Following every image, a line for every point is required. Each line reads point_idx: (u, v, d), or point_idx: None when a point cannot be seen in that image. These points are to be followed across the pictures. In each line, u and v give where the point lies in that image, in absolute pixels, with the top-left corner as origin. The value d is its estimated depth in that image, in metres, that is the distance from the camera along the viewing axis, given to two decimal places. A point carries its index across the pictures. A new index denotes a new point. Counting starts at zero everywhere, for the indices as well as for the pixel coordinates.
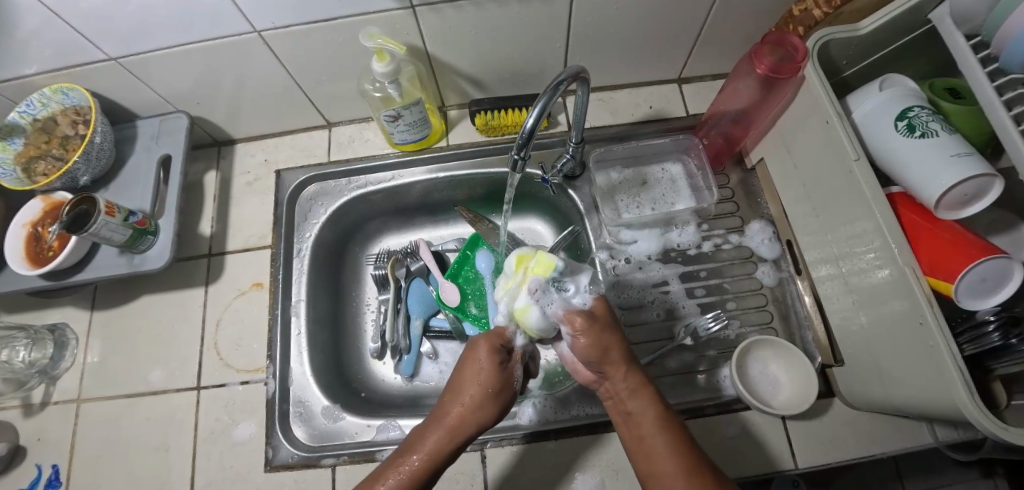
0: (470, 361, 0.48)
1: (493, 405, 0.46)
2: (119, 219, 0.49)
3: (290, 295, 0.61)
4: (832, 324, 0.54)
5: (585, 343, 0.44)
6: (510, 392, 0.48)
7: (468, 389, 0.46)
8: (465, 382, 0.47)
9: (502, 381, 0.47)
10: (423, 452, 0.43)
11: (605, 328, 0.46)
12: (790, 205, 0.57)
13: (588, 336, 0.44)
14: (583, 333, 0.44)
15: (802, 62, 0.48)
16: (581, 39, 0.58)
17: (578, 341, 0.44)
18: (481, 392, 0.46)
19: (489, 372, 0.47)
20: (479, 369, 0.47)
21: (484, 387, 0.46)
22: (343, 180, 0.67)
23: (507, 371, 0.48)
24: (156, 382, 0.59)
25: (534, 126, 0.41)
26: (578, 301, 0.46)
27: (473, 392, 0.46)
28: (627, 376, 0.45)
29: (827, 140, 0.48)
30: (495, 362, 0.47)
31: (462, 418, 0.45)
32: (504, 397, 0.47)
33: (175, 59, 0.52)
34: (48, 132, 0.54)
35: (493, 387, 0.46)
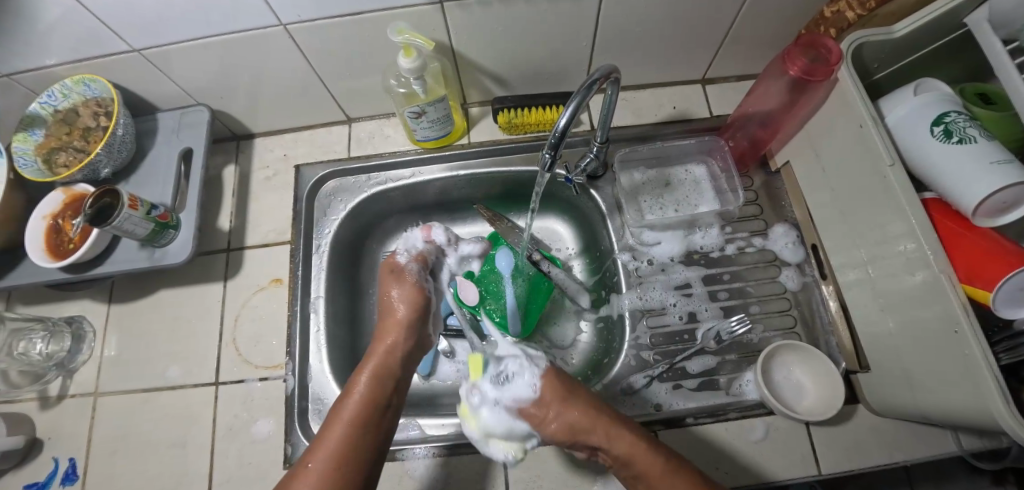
0: (383, 295, 0.59)
1: (407, 324, 0.56)
2: (142, 212, 0.48)
3: (309, 292, 0.61)
4: (859, 331, 0.53)
5: (559, 421, 0.48)
6: (423, 303, 0.59)
7: (388, 318, 0.56)
8: (387, 321, 0.56)
9: (409, 300, 0.58)
10: (361, 387, 0.49)
11: (557, 403, 0.49)
12: (817, 209, 0.57)
13: (553, 416, 0.48)
14: (554, 414, 0.48)
15: (835, 65, 0.47)
16: (608, 38, 0.58)
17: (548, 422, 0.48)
18: (399, 321, 0.55)
19: (403, 293, 0.58)
20: (393, 297, 0.58)
21: (401, 312, 0.56)
22: (362, 176, 0.67)
23: (412, 284, 0.59)
24: (174, 378, 0.58)
25: (566, 126, 0.41)
26: (526, 392, 0.51)
27: (394, 319, 0.56)
28: (607, 432, 0.47)
29: (859, 145, 0.47)
30: (393, 282, 0.59)
31: (385, 352, 0.53)
32: (416, 302, 0.58)
33: (198, 51, 0.51)
34: (69, 124, 0.53)
35: (408, 302, 0.57)
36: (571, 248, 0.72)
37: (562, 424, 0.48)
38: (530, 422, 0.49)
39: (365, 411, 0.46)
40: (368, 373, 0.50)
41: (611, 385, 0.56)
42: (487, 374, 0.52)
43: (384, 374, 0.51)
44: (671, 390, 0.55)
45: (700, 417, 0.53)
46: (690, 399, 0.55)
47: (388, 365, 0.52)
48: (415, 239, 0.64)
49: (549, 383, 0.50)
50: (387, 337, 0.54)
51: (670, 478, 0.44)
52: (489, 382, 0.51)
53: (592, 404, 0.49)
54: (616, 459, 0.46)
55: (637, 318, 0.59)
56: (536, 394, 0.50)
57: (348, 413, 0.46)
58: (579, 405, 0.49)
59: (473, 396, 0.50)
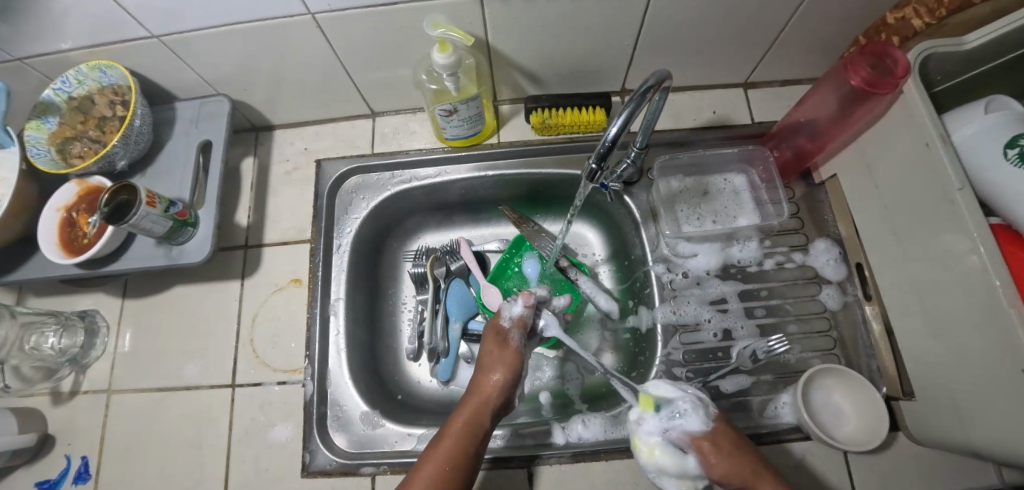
0: (484, 352, 0.54)
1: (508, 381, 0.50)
2: (160, 210, 0.46)
3: (329, 293, 0.59)
4: (903, 357, 0.51)
5: (725, 466, 0.44)
6: (520, 369, 0.52)
7: (489, 370, 0.51)
8: (484, 372, 0.51)
9: (511, 357, 0.52)
10: (457, 428, 0.46)
11: (727, 445, 0.45)
12: (864, 226, 0.54)
13: (722, 461, 0.44)
14: (721, 460, 0.44)
15: (902, 78, 0.44)
16: (652, 38, 0.54)
17: (714, 462, 0.44)
18: (500, 376, 0.51)
19: (503, 352, 0.52)
20: (493, 355, 0.52)
21: (503, 370, 0.51)
22: (386, 173, 0.64)
23: (512, 347, 0.53)
24: (189, 377, 0.57)
25: (617, 135, 0.39)
26: (694, 426, 0.45)
27: (495, 372, 0.51)
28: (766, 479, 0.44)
29: (919, 164, 0.44)
30: (496, 337, 0.54)
31: (482, 398, 0.49)
32: (518, 362, 0.52)
33: (221, 39, 0.49)
34: (85, 113, 0.51)
35: (504, 360, 0.52)
36: (598, 254, 0.70)
37: (730, 469, 0.44)
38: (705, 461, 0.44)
39: (460, 455, 0.44)
40: (465, 415, 0.47)
41: None
42: (663, 411, 0.46)
43: (478, 419, 0.47)
44: None
45: None
46: None
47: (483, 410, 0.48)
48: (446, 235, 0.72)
49: (714, 432, 0.45)
50: (483, 385, 0.50)
51: None
52: (660, 415, 0.45)
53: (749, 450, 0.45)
54: None
55: (670, 333, 0.56)
56: (706, 424, 0.45)
57: (444, 449, 0.44)
58: (748, 457, 0.44)
59: (644, 426, 0.45)
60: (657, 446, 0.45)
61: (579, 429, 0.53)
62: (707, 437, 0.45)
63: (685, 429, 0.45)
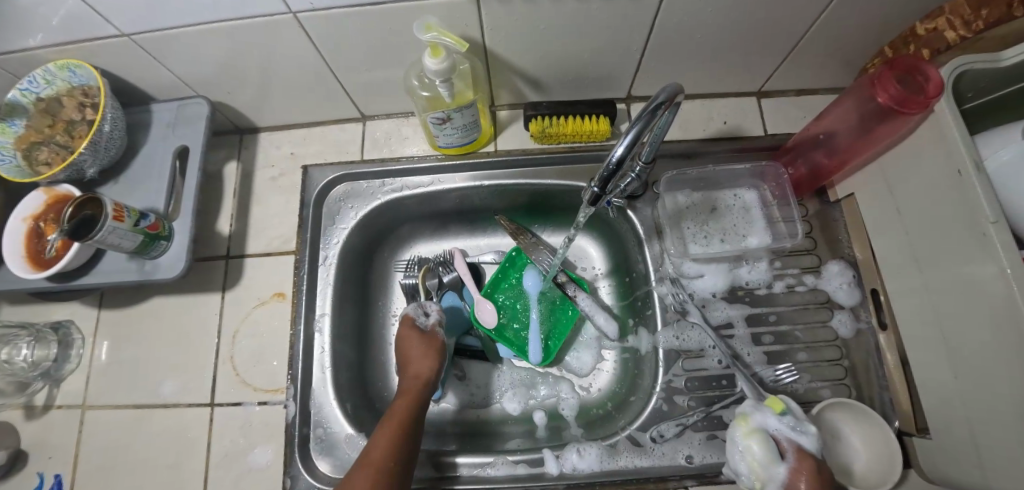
0: (402, 346, 0.55)
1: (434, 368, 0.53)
2: (128, 224, 0.43)
3: (314, 309, 0.56)
4: (919, 392, 0.48)
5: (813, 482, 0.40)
6: (442, 357, 0.55)
7: (413, 361, 0.53)
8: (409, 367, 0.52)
9: (431, 347, 0.55)
10: (395, 413, 0.47)
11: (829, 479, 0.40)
12: (883, 251, 0.51)
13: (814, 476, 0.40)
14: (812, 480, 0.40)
15: (933, 97, 0.40)
16: (661, 43, 0.51)
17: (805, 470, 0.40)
18: (422, 367, 0.52)
19: (422, 346, 0.54)
20: (415, 347, 0.54)
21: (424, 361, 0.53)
22: (376, 181, 0.60)
23: (432, 337, 0.56)
24: (167, 394, 0.54)
25: (623, 155, 0.36)
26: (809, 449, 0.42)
27: (420, 362, 0.53)
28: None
29: (949, 191, 0.40)
30: (411, 332, 0.56)
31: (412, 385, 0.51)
32: (437, 354, 0.54)
33: (196, 39, 0.45)
34: (53, 115, 0.48)
35: (429, 351, 0.54)
36: (599, 268, 0.67)
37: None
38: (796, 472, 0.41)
39: (403, 434, 0.45)
40: (401, 402, 0.49)
41: (640, 432, 0.51)
42: (784, 417, 0.44)
43: (413, 403, 0.49)
44: (706, 441, 0.50)
45: None
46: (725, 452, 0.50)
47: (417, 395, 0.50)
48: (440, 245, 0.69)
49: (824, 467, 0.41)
50: (409, 375, 0.52)
51: None
52: (785, 418, 0.44)
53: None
54: None
55: (673, 358, 0.53)
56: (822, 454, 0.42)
57: (386, 434, 0.44)
58: None
59: (759, 415, 0.45)
60: (755, 432, 0.44)
61: (570, 458, 0.51)
62: (816, 466, 0.41)
63: (797, 441, 0.42)
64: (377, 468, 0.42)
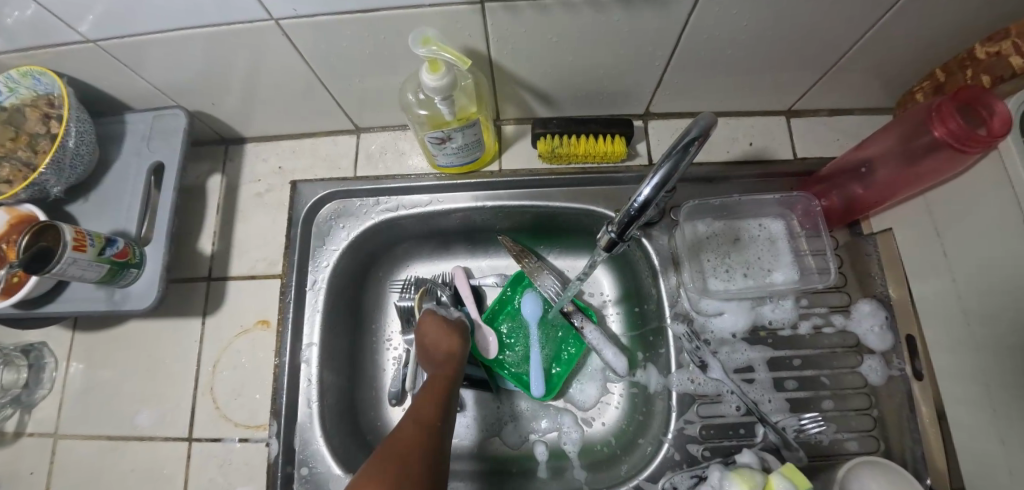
0: (421, 329, 0.50)
1: (463, 347, 0.49)
2: (91, 253, 0.39)
3: (300, 337, 0.52)
4: (959, 451, 0.44)
5: None
6: (467, 338, 0.50)
7: (443, 340, 0.48)
8: (437, 344, 0.48)
9: (456, 326, 0.50)
10: (432, 388, 0.43)
11: None
12: (926, 296, 0.46)
13: None
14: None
15: (1003, 134, 0.35)
16: (686, 58, 0.46)
17: None
18: (452, 345, 0.48)
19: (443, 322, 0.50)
20: (438, 328, 0.49)
21: (452, 339, 0.48)
22: (369, 199, 0.56)
23: (453, 321, 0.51)
24: (142, 426, 0.51)
25: (650, 197, 0.32)
26: None
27: (449, 340, 0.48)
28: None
29: (1010, 243, 0.36)
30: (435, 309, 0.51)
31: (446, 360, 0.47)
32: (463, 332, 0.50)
33: (167, 45, 0.40)
34: (16, 128, 0.44)
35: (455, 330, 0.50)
36: (607, 294, 0.62)
37: None
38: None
39: (443, 410, 0.41)
40: (436, 382, 0.44)
41: (650, 482, 0.47)
42: None
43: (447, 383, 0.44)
44: None
45: None
46: None
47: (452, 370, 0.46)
48: (439, 265, 0.64)
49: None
50: (439, 354, 0.47)
51: None
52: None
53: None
54: None
55: (687, 403, 0.49)
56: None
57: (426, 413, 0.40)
58: None
59: None
60: None
61: None
62: None
63: None
64: (420, 443, 0.38)
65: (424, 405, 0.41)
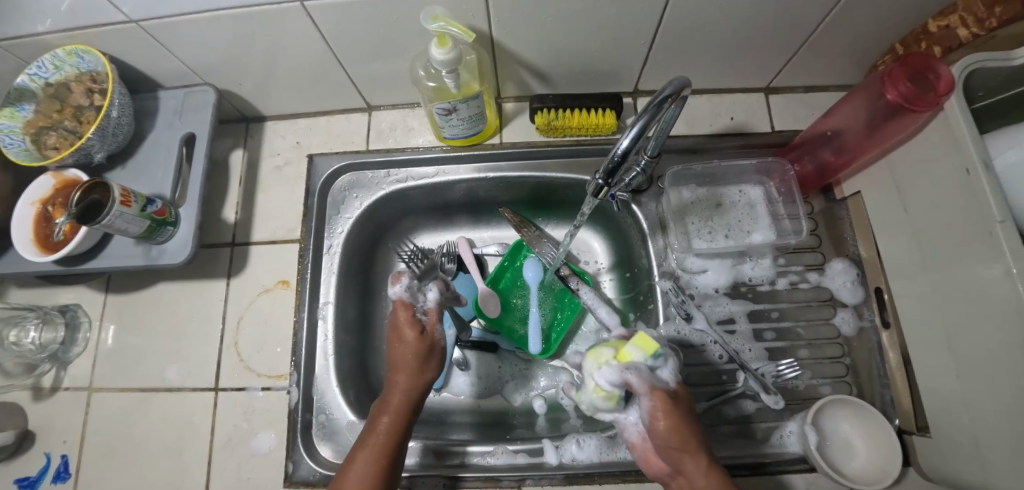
0: (392, 352, 0.47)
1: (428, 378, 0.46)
2: (136, 209, 0.43)
3: (318, 297, 0.56)
4: (921, 390, 0.48)
5: (664, 426, 0.37)
6: (436, 363, 0.48)
7: (405, 372, 0.45)
8: (398, 374, 0.46)
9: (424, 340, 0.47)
10: (388, 418, 0.43)
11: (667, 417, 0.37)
12: (889, 251, 0.50)
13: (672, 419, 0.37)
14: (663, 412, 0.37)
15: (945, 93, 0.39)
16: (670, 37, 0.50)
17: (658, 424, 0.37)
18: (412, 378, 0.45)
19: (412, 346, 0.46)
20: (406, 356, 0.46)
21: (415, 371, 0.46)
22: (380, 171, 0.61)
23: (429, 341, 0.47)
24: (171, 379, 0.55)
25: (629, 147, 0.36)
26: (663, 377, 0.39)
27: (413, 373, 0.46)
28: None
29: (956, 190, 0.40)
30: (411, 326, 0.47)
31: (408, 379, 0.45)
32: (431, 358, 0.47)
33: (200, 26, 0.45)
34: (61, 101, 0.48)
35: (422, 358, 0.46)
36: (601, 263, 0.67)
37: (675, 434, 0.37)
38: (648, 406, 0.37)
39: (397, 442, 0.42)
40: (384, 426, 0.43)
41: None
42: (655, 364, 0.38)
43: (397, 429, 0.43)
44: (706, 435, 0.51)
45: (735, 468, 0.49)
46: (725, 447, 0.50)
47: (416, 386, 0.46)
48: (444, 236, 0.69)
49: (677, 395, 0.38)
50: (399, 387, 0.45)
51: None
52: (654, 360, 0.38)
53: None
54: None
55: (674, 353, 0.53)
56: (668, 379, 0.39)
57: (362, 467, 0.40)
58: (690, 430, 0.37)
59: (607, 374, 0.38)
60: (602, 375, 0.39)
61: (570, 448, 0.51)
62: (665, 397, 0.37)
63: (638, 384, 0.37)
64: None
65: (362, 458, 0.41)
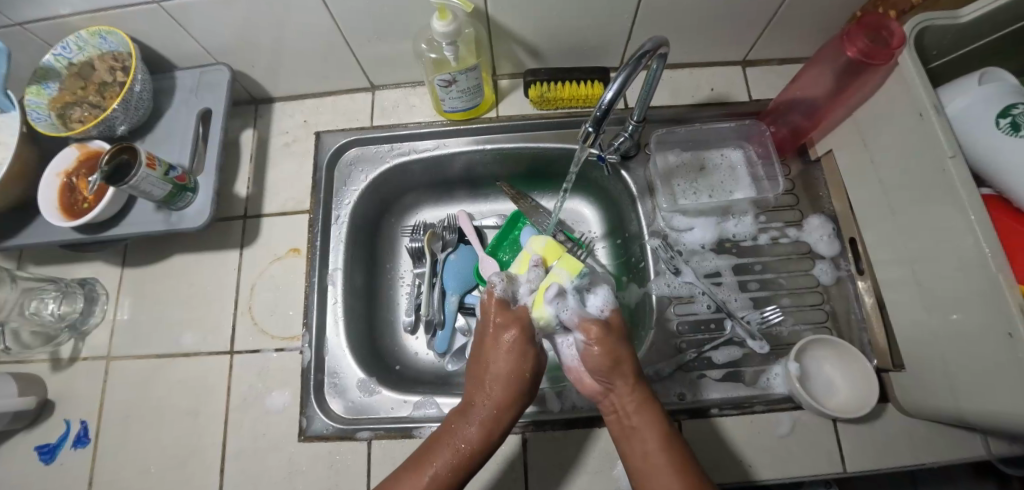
0: (492, 360, 0.47)
1: (524, 393, 0.46)
2: (159, 173, 0.46)
3: (327, 264, 0.59)
4: (895, 330, 0.51)
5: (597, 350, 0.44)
6: (535, 377, 0.48)
7: (503, 384, 0.45)
8: (493, 382, 0.46)
9: (523, 354, 0.47)
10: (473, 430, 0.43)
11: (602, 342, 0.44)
12: (859, 202, 0.54)
13: (600, 341, 0.45)
14: (597, 341, 0.45)
15: (898, 49, 0.44)
16: (651, 13, 0.54)
17: (592, 348, 0.44)
18: (508, 391, 0.45)
19: (516, 358, 0.47)
20: (508, 368, 0.46)
21: (510, 384, 0.45)
22: (384, 145, 0.64)
23: (530, 359, 0.47)
24: (188, 345, 0.57)
25: (612, 100, 0.40)
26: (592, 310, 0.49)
27: (509, 385, 0.45)
28: (638, 399, 0.44)
29: (914, 134, 0.44)
30: (518, 340, 0.47)
31: (502, 396, 0.45)
32: (531, 374, 0.47)
33: (213, 7, 0.48)
34: (85, 79, 0.51)
35: (524, 372, 0.46)
36: (594, 231, 0.70)
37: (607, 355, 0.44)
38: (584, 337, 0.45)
39: (477, 458, 0.43)
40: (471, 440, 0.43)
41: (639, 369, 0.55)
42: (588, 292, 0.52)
43: (481, 446, 0.43)
44: (696, 381, 0.54)
45: (725, 408, 0.52)
46: (714, 390, 0.53)
47: (509, 402, 0.45)
48: (444, 210, 0.72)
49: (608, 327, 0.46)
50: (491, 400, 0.45)
51: (667, 444, 0.41)
52: (573, 285, 0.51)
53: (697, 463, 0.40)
54: (615, 404, 0.45)
55: (665, 304, 0.58)
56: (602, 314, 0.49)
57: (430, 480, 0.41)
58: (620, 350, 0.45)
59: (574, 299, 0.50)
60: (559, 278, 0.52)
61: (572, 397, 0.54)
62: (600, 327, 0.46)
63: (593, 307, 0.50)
64: None
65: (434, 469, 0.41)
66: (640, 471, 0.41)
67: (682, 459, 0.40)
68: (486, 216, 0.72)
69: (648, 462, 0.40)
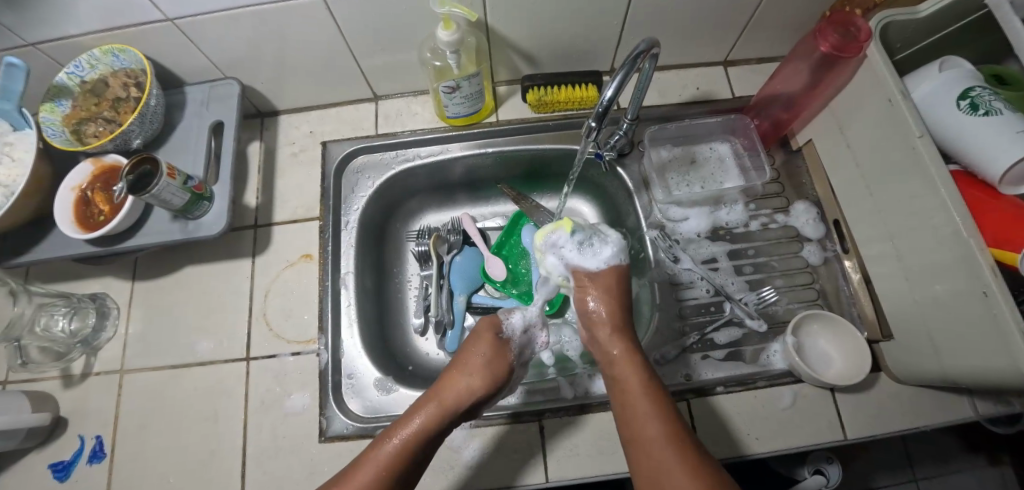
0: (466, 352, 0.50)
1: (485, 389, 0.48)
2: (179, 182, 0.47)
3: (338, 268, 0.61)
4: (881, 302, 0.54)
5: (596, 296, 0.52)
6: (501, 378, 0.49)
7: (470, 371, 0.48)
8: (462, 367, 0.49)
9: (500, 374, 0.49)
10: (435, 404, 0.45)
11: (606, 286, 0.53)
12: (839, 185, 0.58)
13: (598, 290, 0.52)
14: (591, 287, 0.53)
15: (864, 42, 0.48)
16: (638, 18, 0.58)
17: (590, 290, 0.53)
18: (474, 377, 0.48)
19: (486, 357, 0.50)
20: (478, 360, 0.49)
21: (478, 375, 0.48)
22: (388, 153, 0.67)
23: (499, 363, 0.50)
24: (203, 352, 0.58)
25: (612, 97, 0.43)
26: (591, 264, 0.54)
27: (478, 376, 0.48)
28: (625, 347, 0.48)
29: (885, 118, 0.48)
30: (490, 342, 0.51)
31: (470, 384, 0.47)
32: (498, 372, 0.49)
33: (226, 23, 0.50)
34: (98, 95, 0.52)
35: (491, 369, 0.49)
36: None
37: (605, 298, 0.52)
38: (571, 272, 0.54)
39: (435, 430, 0.44)
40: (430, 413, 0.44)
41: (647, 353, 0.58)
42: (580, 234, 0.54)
43: (439, 422, 0.44)
44: (700, 361, 0.56)
45: (730, 386, 0.54)
46: (717, 369, 0.56)
47: (474, 389, 0.47)
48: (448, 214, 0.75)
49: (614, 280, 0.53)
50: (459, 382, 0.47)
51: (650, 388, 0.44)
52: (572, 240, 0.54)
53: (694, 435, 0.41)
54: (604, 355, 0.49)
55: (667, 290, 0.61)
56: (600, 270, 0.53)
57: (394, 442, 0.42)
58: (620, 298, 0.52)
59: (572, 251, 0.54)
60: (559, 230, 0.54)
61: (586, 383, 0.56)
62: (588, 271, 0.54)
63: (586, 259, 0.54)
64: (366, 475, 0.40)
65: (398, 434, 0.43)
66: (625, 416, 0.43)
67: (663, 402, 0.43)
68: (489, 218, 0.75)
69: (632, 404, 0.43)
